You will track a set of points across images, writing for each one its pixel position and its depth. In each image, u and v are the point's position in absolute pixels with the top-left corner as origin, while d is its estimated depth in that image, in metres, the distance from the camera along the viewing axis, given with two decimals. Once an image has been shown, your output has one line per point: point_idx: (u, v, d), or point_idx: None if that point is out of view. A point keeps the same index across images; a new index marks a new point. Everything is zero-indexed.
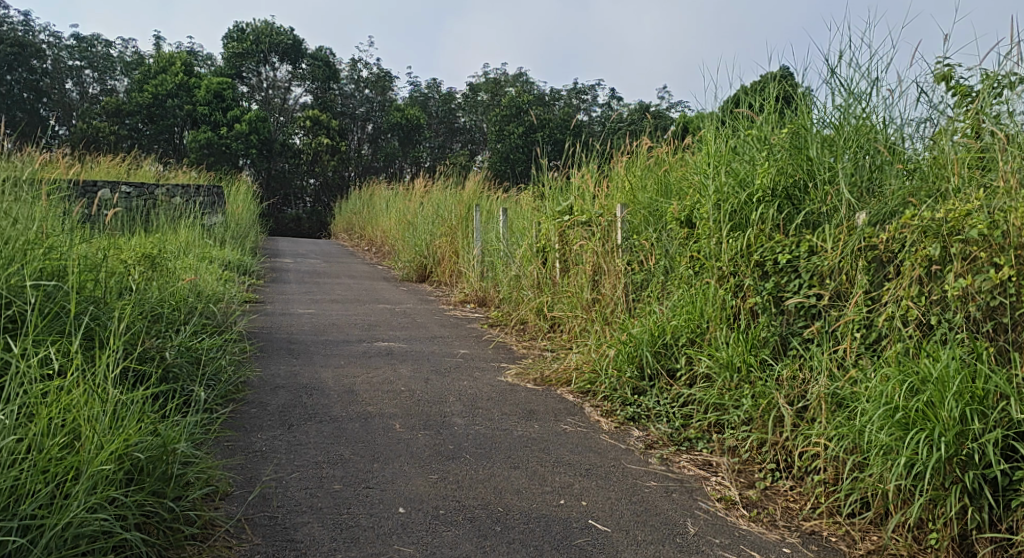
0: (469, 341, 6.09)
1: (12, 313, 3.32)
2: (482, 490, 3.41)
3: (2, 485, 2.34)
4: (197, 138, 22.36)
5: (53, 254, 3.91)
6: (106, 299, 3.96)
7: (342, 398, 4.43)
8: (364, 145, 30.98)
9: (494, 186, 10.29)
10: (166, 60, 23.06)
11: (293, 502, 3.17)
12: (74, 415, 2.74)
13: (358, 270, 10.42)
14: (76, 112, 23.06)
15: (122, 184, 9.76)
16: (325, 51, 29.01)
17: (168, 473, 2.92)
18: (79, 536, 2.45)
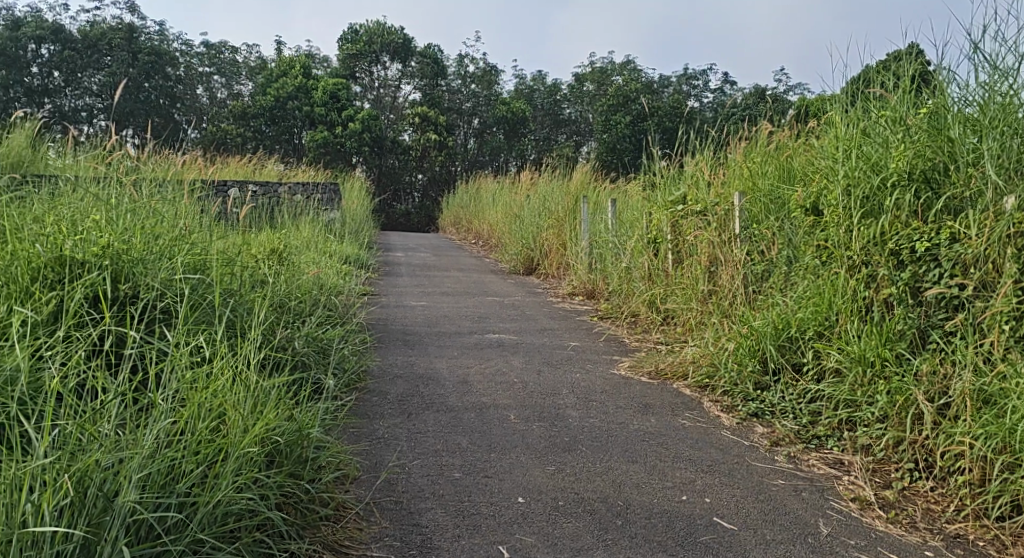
0: (580, 333, 6.07)
1: (164, 305, 3.55)
2: (601, 483, 3.39)
3: (161, 464, 2.46)
4: (314, 138, 23.29)
5: (195, 250, 4.15)
6: (241, 291, 4.18)
7: (457, 389, 4.51)
8: (471, 139, 31.40)
9: (602, 176, 10.22)
10: (286, 64, 24.14)
11: (416, 488, 3.24)
12: (221, 400, 2.87)
13: (466, 264, 10.58)
14: (205, 116, 24.48)
15: (249, 184, 10.26)
16: (434, 48, 29.60)
17: (304, 457, 3.04)
18: (228, 514, 2.55)
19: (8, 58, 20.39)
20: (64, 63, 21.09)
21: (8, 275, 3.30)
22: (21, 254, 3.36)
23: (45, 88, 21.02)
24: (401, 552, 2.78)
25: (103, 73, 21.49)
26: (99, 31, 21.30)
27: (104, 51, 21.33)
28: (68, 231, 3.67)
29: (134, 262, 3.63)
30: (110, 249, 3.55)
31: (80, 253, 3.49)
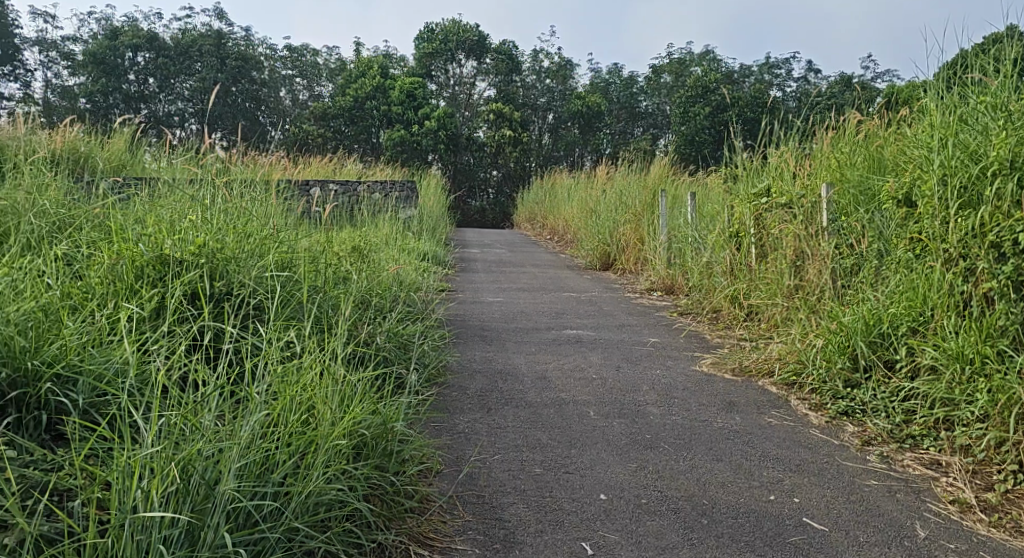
0: (659, 329, 6.00)
1: (255, 301, 3.67)
2: (685, 481, 3.35)
3: (257, 454, 2.52)
4: (391, 137, 23.72)
5: (282, 248, 4.28)
6: (327, 288, 4.29)
7: (536, 384, 4.52)
8: (545, 134, 31.37)
9: (681, 169, 10.07)
10: (364, 65, 24.64)
11: (497, 482, 3.26)
12: (310, 393, 2.94)
13: (542, 259, 10.59)
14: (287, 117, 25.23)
15: (329, 183, 10.50)
16: (509, 45, 29.70)
17: (389, 450, 3.07)
18: (319, 504, 2.60)
19: (107, 65, 21.42)
20: (158, 70, 22.07)
21: (113, 274, 3.49)
22: (125, 253, 3.56)
23: (141, 94, 21.92)
24: (486, 545, 2.80)
25: (194, 78, 22.42)
26: (189, 38, 22.20)
27: (194, 57, 22.25)
28: (167, 231, 3.85)
29: (228, 260, 3.77)
30: (205, 248, 3.70)
31: (177, 251, 3.65)
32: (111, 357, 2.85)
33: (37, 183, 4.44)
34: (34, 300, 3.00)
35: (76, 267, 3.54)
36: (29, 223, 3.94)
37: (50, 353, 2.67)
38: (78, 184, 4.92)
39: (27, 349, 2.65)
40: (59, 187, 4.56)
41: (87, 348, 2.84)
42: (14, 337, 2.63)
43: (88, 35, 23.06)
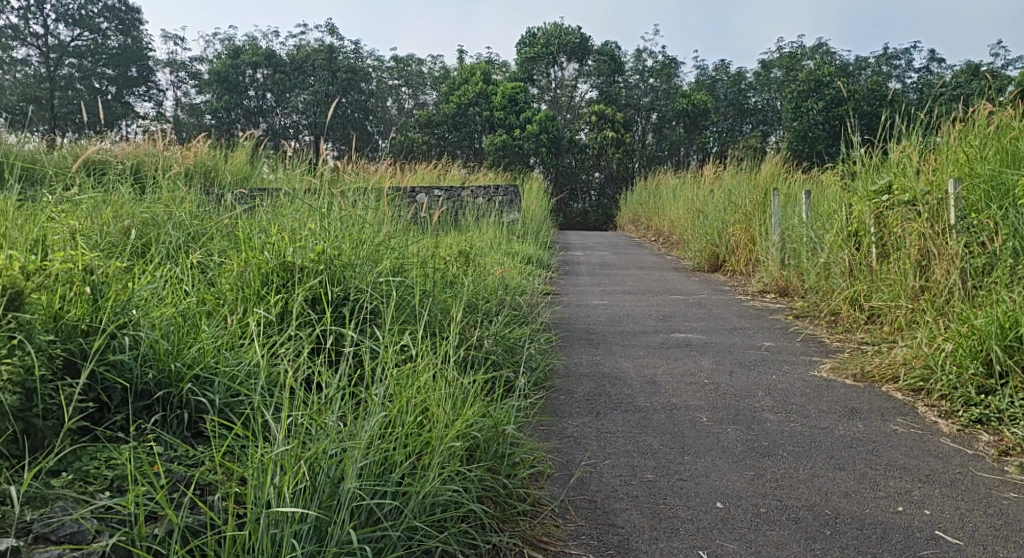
0: (773, 333, 5.82)
1: (371, 306, 3.78)
2: (805, 490, 3.24)
3: (377, 454, 2.58)
4: (494, 142, 24.01)
5: (394, 254, 4.41)
6: (438, 291, 4.38)
7: (646, 389, 4.48)
8: (649, 134, 30.98)
9: (793, 167, 9.74)
10: (468, 72, 25.06)
11: (609, 487, 3.25)
12: (426, 395, 2.98)
13: (648, 261, 10.46)
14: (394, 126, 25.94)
15: (434, 189, 10.71)
16: (611, 45, 29.55)
17: (501, 452, 3.10)
18: (435, 504, 2.63)
19: (229, 83, 22.79)
20: (274, 86, 23.16)
21: (242, 281, 3.70)
22: (252, 261, 3.77)
23: (260, 109, 23.27)
24: (599, 551, 2.79)
25: (307, 92, 23.40)
26: (303, 53, 23.19)
27: (308, 71, 23.24)
28: (290, 239, 4.05)
29: (345, 265, 3.92)
30: (324, 255, 3.86)
31: (299, 258, 3.83)
32: (242, 360, 3.02)
33: (172, 196, 4.76)
34: (174, 307, 3.22)
35: (210, 275, 3.78)
36: (166, 234, 4.24)
37: (189, 356, 2.86)
38: (206, 197, 5.22)
39: (170, 352, 2.85)
40: (192, 199, 4.87)
41: (222, 351, 3.03)
42: (158, 340, 2.83)
43: (212, 54, 24.46)
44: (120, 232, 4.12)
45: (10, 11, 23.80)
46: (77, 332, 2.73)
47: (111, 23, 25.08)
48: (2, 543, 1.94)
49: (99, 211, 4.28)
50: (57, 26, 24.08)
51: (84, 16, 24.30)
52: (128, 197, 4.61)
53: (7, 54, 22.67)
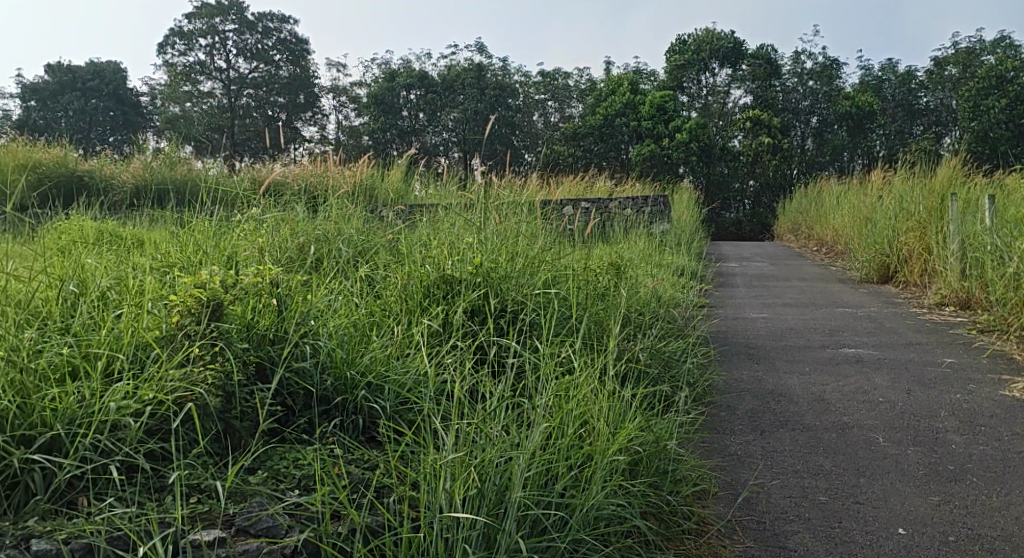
0: (956, 349, 5.38)
1: (530, 318, 3.83)
2: (1001, 520, 2.98)
3: (541, 466, 2.59)
4: (642, 152, 23.79)
5: (549, 266, 4.45)
6: (594, 301, 4.37)
7: (814, 406, 4.27)
8: (808, 139, 29.56)
9: (974, 170, 9.00)
10: (615, 83, 24.98)
11: (779, 509, 3.12)
12: (587, 408, 2.97)
13: (810, 273, 9.97)
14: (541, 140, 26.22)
15: (583, 201, 10.73)
16: (767, 48, 28.54)
17: (663, 468, 3.04)
18: (600, 518, 2.61)
19: (386, 105, 24.21)
20: (427, 105, 24.09)
21: (406, 293, 3.86)
22: (415, 274, 3.93)
23: (411, 129, 23.81)
24: None
25: (458, 110, 24.17)
26: (454, 73, 23.95)
27: (459, 90, 24.01)
28: (449, 253, 4.20)
29: (503, 278, 4.00)
30: (482, 268, 3.95)
31: (459, 270, 3.95)
32: (409, 369, 3.15)
33: (342, 214, 5.05)
34: (347, 318, 3.42)
35: (377, 287, 3.98)
36: (336, 249, 4.50)
37: (362, 364, 3.03)
38: (373, 214, 5.50)
39: (345, 360, 3.03)
40: (360, 217, 5.14)
41: (391, 361, 3.17)
42: (334, 349, 3.02)
43: (370, 78, 25.80)
44: (296, 248, 4.41)
45: (197, 49, 26.22)
46: (266, 340, 2.97)
47: (283, 55, 27.41)
48: (210, 533, 2.13)
49: (279, 228, 4.61)
50: (237, 60, 26.29)
51: (259, 49, 26.41)
52: (303, 215, 4.94)
53: (195, 89, 24.98)
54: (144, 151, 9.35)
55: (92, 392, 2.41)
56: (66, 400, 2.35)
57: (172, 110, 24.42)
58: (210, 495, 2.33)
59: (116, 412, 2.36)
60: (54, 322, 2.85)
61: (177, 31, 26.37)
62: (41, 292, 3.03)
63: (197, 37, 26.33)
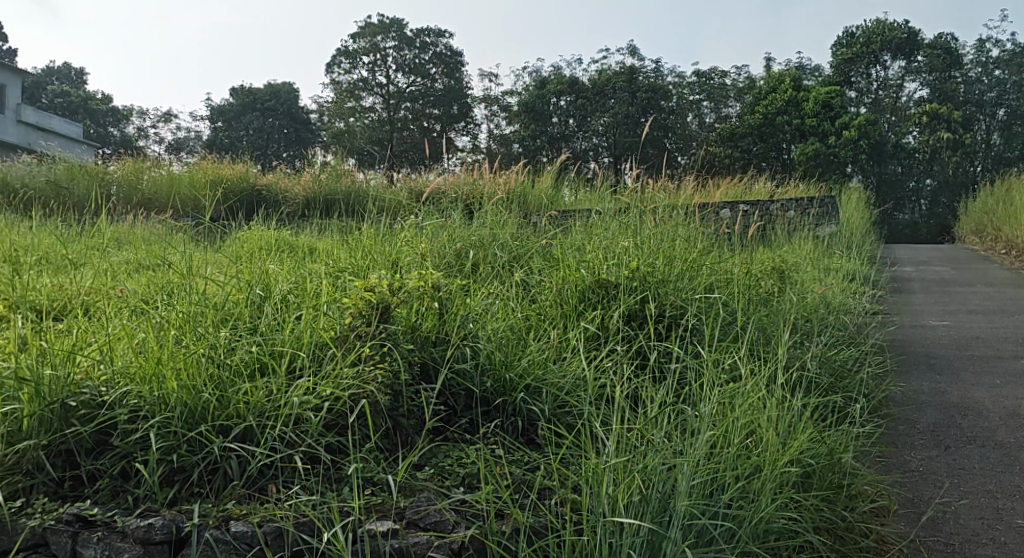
0: None
1: (690, 323, 3.73)
2: None
3: (706, 474, 2.52)
4: (805, 150, 22.14)
5: (707, 271, 4.32)
6: (757, 306, 4.19)
7: (1008, 422, 3.89)
8: (993, 134, 27.06)
9: None
10: (776, 79, 23.40)
11: (970, 531, 2.87)
12: (754, 417, 2.85)
13: (998, 278, 9.10)
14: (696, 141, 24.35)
15: (742, 205, 9.89)
16: (947, 38, 26.80)
17: (837, 482, 2.87)
18: (769, 532, 2.50)
19: (536, 112, 24.66)
20: (578, 111, 24.18)
21: (561, 297, 3.86)
22: (570, 279, 3.92)
23: (563, 133, 24.59)
24: None
25: (607, 115, 23.44)
26: (605, 78, 23.80)
27: (609, 94, 23.46)
28: (604, 258, 4.17)
29: (660, 283, 3.93)
30: (639, 272, 3.90)
31: (615, 275, 3.91)
32: (567, 373, 3.14)
33: (497, 221, 5.12)
34: (505, 321, 3.47)
35: (533, 291, 4.02)
36: (492, 254, 4.58)
37: (521, 367, 3.06)
38: (528, 219, 5.55)
39: (504, 362, 3.07)
40: (515, 222, 5.20)
41: (550, 364, 3.18)
42: (493, 352, 3.07)
43: (522, 87, 26.22)
44: (455, 253, 4.53)
45: (361, 66, 27.73)
46: (429, 342, 3.08)
47: (438, 67, 28.32)
48: (384, 524, 2.26)
49: (439, 235, 4.75)
50: (397, 75, 27.52)
51: (417, 63, 27.49)
52: (460, 222, 5.06)
53: (358, 104, 26.40)
54: (313, 164, 9.93)
55: (278, 387, 2.60)
56: (256, 394, 2.54)
57: (338, 125, 25.95)
58: (383, 488, 2.46)
59: (299, 406, 2.54)
60: (243, 322, 3.09)
61: (344, 51, 28.00)
62: (232, 296, 3.29)
63: (361, 55, 27.86)
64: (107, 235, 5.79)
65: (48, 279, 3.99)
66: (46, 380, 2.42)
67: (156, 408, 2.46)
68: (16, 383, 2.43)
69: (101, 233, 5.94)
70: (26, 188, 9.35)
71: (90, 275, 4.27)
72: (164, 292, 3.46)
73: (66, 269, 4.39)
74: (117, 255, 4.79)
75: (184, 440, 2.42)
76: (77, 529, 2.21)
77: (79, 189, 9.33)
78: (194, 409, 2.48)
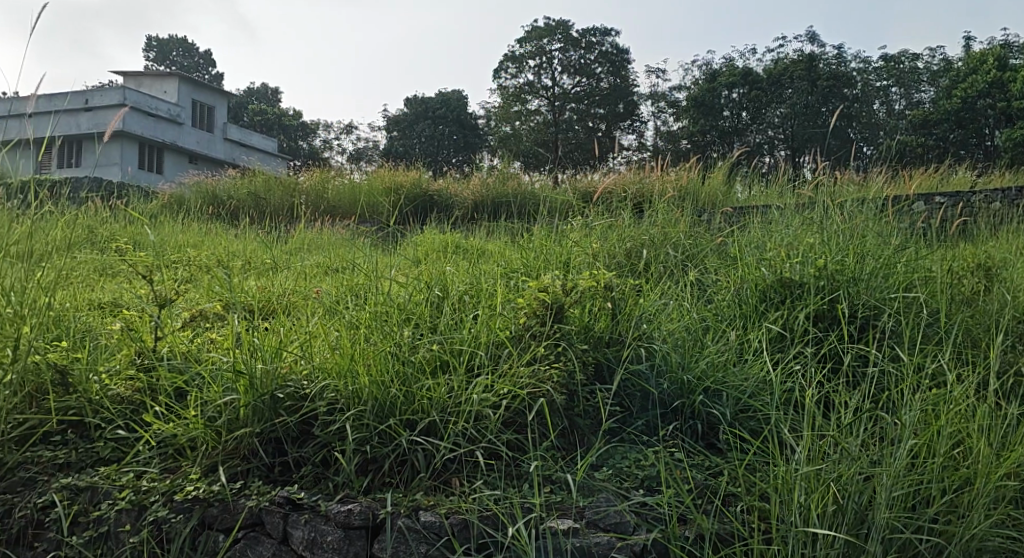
0: None
1: (883, 324, 3.47)
2: None
3: (908, 486, 2.34)
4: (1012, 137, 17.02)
5: (902, 267, 4.00)
6: (962, 305, 3.82)
7: None
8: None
9: None
10: (976, 61, 19.60)
11: None
12: (963, 425, 2.61)
13: None
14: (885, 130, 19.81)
15: (936, 196, 9.00)
16: None
17: None
18: (984, 549, 2.29)
19: (706, 106, 23.76)
20: (751, 103, 23.24)
21: (740, 298, 3.73)
22: (748, 278, 3.77)
23: (734, 128, 23.50)
24: None
25: (785, 105, 22.66)
26: (781, 67, 22.95)
27: (786, 84, 22.77)
28: (785, 256, 3.97)
29: (849, 281, 3.68)
30: (826, 270, 3.68)
31: (799, 273, 3.71)
32: (749, 375, 3.04)
33: (669, 219, 5.01)
34: (681, 322, 3.40)
35: (709, 291, 3.90)
36: (664, 253, 4.48)
37: (699, 369, 2.97)
38: (702, 218, 5.39)
39: (681, 364, 3.00)
40: (688, 220, 5.06)
41: (730, 366, 3.08)
42: (669, 353, 3.01)
43: (689, 81, 25.59)
44: (626, 253, 4.48)
45: (528, 70, 28.23)
46: (603, 342, 3.08)
47: (603, 66, 28.27)
48: (565, 523, 2.30)
49: (609, 235, 4.71)
50: (562, 77, 27.73)
51: (583, 65, 27.77)
52: (631, 221, 4.99)
53: (524, 108, 26.82)
54: (482, 169, 10.18)
55: (459, 384, 2.70)
56: (439, 390, 2.65)
57: (505, 128, 26.44)
58: (562, 487, 2.49)
59: (479, 403, 2.62)
60: (425, 321, 3.23)
61: (510, 56, 28.60)
62: (414, 295, 3.45)
63: (528, 59, 28.35)
64: (301, 241, 6.24)
65: (254, 282, 4.37)
66: (258, 373, 2.64)
67: (351, 401, 2.64)
68: (234, 376, 2.68)
69: (295, 239, 6.41)
70: (231, 199, 10.30)
71: (289, 277, 4.62)
72: (353, 294, 3.69)
73: (267, 273, 4.78)
74: (310, 260, 5.16)
75: (376, 432, 2.58)
76: (288, 511, 2.40)
77: (274, 198, 10.15)
78: (383, 403, 2.63)
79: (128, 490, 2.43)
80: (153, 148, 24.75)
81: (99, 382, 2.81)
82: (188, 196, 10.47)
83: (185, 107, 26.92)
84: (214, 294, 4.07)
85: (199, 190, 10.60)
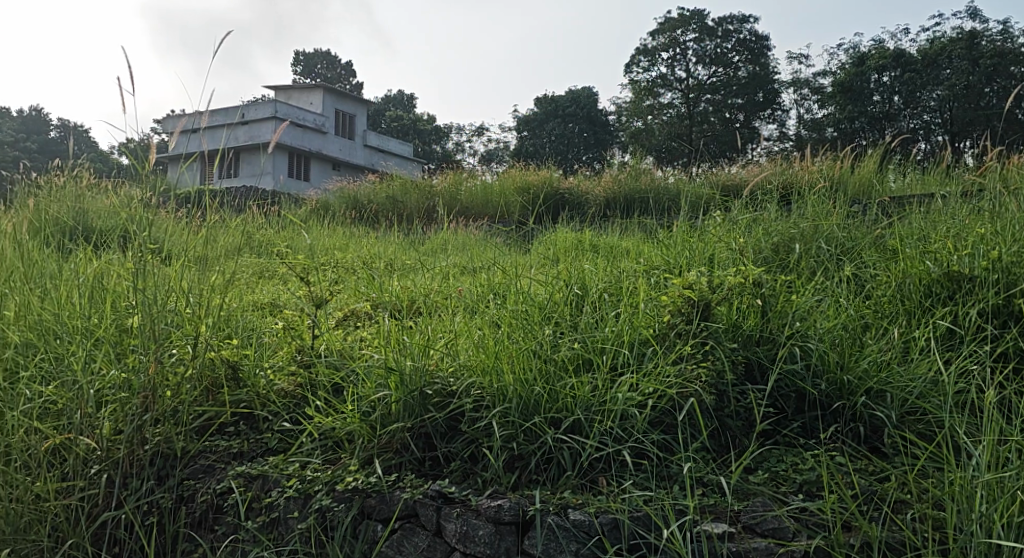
0: None
1: None
2: None
3: None
4: None
5: None
6: None
7: None
8: None
9: None
10: None
11: None
12: None
13: None
14: None
15: None
16: None
17: None
18: None
19: (854, 92, 22.45)
20: (903, 86, 21.77)
21: (901, 294, 3.49)
22: (911, 272, 3.53)
23: (885, 113, 21.95)
24: None
25: (942, 86, 21.10)
26: (938, 47, 21.44)
27: (945, 65, 21.20)
28: (953, 249, 3.68)
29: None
30: (1000, 263, 3.39)
31: (969, 266, 3.43)
32: (916, 376, 2.85)
33: (817, 210, 4.76)
34: (837, 318, 3.22)
35: (865, 287, 3.68)
36: (816, 246, 4.26)
37: (860, 369, 2.80)
38: (854, 208, 5.10)
39: (839, 364, 2.84)
40: (838, 211, 4.79)
41: (894, 366, 2.89)
42: (826, 352, 2.85)
43: (835, 67, 24.35)
44: (773, 247, 4.29)
45: (660, 63, 27.76)
46: (752, 341, 2.95)
47: (739, 56, 27.47)
48: (719, 526, 2.24)
49: (754, 229, 4.53)
50: (696, 68, 27.10)
51: (719, 54, 27.20)
52: (776, 214, 4.79)
53: (656, 102, 26.40)
54: (614, 165, 10.11)
55: (603, 383, 2.68)
56: (583, 389, 2.65)
57: (637, 123, 26.07)
58: (714, 489, 2.42)
59: (624, 402, 2.60)
60: (567, 320, 3.22)
61: (643, 50, 28.22)
62: (555, 294, 3.45)
63: (660, 52, 27.88)
64: (440, 241, 6.41)
65: (399, 282, 4.52)
66: (408, 369, 2.74)
67: (497, 398, 2.68)
68: (386, 373, 2.79)
69: (434, 240, 6.58)
70: (371, 203, 10.72)
71: (430, 277, 4.75)
72: (494, 293, 3.73)
73: (410, 273, 4.92)
74: (450, 260, 5.28)
75: (522, 429, 2.60)
76: (440, 504, 2.46)
77: (412, 201, 10.48)
78: (528, 401, 2.65)
79: (295, 479, 2.58)
80: (300, 157, 26.27)
81: (265, 377, 3.01)
82: (333, 202, 10.98)
83: (330, 116, 28.35)
84: (363, 294, 4.25)
85: (343, 195, 11.11)
